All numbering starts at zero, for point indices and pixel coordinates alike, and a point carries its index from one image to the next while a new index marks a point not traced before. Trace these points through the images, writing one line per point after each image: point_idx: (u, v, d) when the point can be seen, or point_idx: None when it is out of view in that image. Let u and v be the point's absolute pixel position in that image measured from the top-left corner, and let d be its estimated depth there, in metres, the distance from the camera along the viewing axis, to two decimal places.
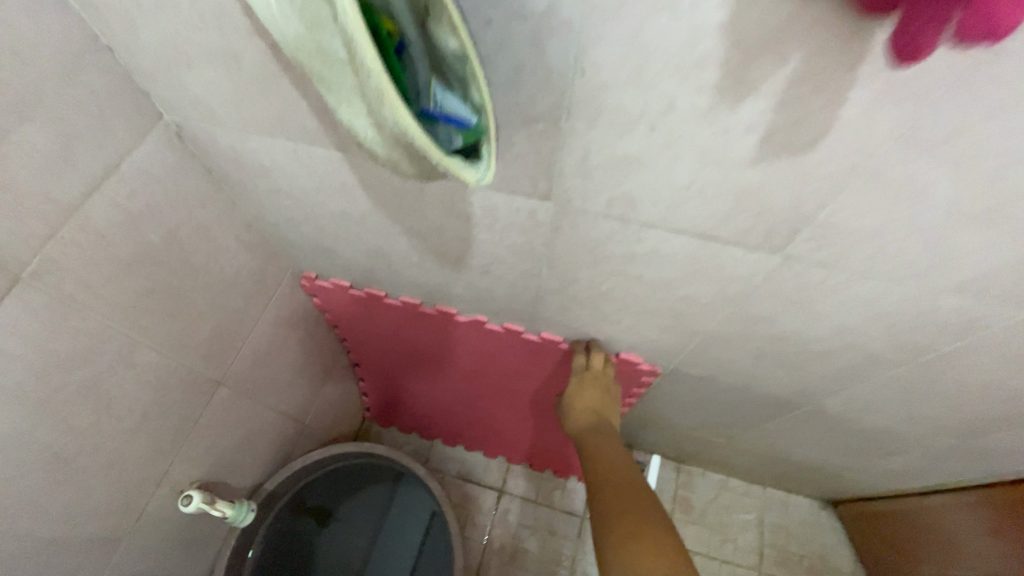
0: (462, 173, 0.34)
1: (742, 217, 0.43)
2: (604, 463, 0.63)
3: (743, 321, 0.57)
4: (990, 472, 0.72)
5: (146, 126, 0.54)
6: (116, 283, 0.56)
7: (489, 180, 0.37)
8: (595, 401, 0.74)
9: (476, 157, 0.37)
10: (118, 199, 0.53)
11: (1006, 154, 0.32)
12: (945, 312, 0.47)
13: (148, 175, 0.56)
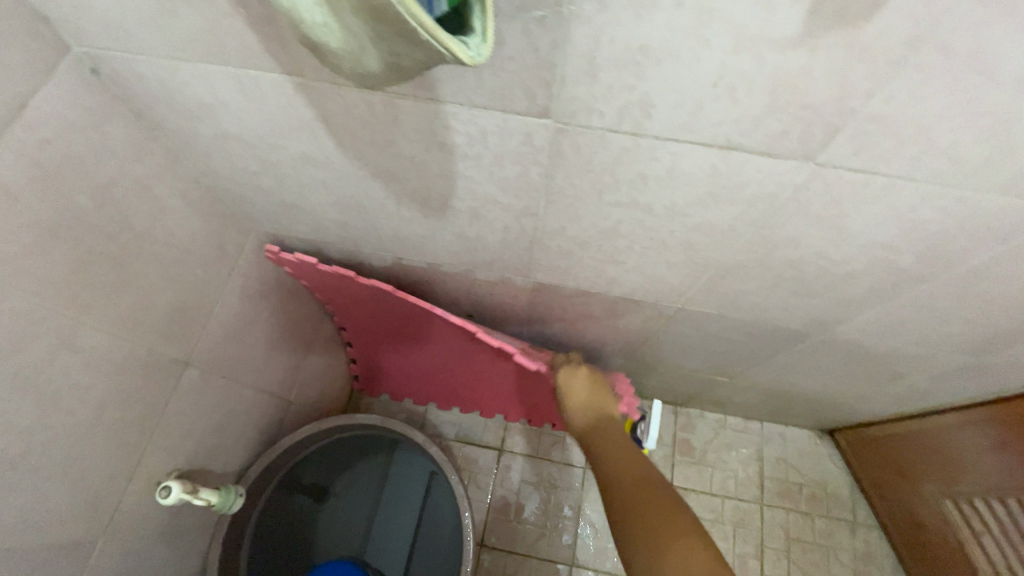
0: (443, 44, 0.26)
1: (774, 119, 0.37)
2: (610, 449, 0.64)
3: (760, 248, 0.52)
4: (997, 382, 0.71)
5: (54, 60, 0.45)
6: (40, 254, 0.47)
7: (486, 59, 0.29)
8: (589, 398, 0.78)
9: (468, 29, 0.28)
10: (30, 151, 0.44)
11: None
12: (990, 217, 0.42)
13: (67, 122, 0.47)
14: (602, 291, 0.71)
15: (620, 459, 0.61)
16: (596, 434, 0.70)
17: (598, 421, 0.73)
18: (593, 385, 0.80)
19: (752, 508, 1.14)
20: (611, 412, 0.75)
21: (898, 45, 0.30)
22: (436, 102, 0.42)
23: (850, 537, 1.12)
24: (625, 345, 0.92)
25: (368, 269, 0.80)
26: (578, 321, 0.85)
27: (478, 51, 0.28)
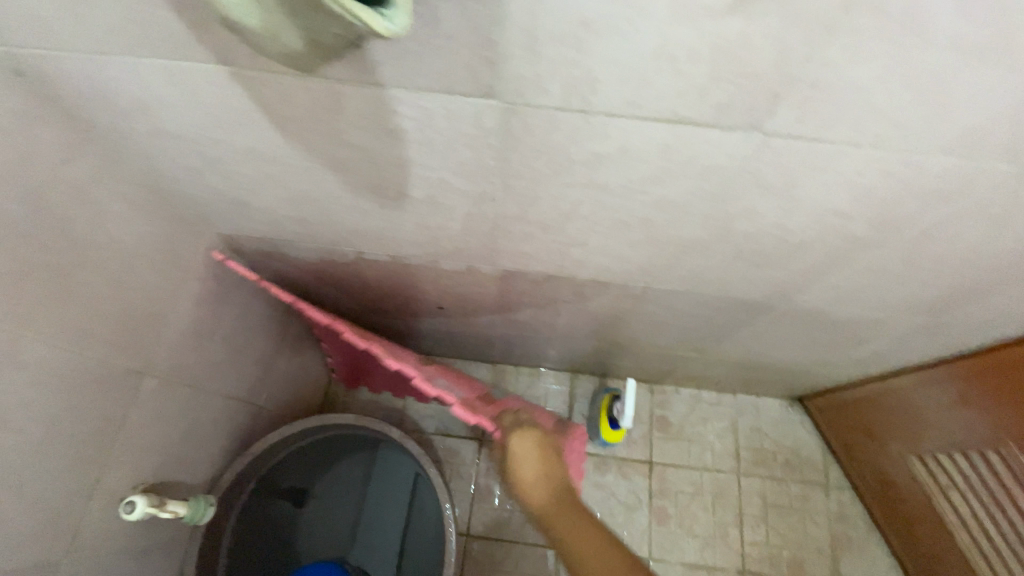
0: (360, 16, 0.25)
1: (717, 88, 0.36)
2: (580, 538, 0.69)
3: (717, 221, 0.53)
4: (949, 338, 0.74)
5: None
6: None
7: (405, 34, 0.27)
8: (538, 467, 0.78)
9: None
10: None
11: None
12: (934, 177, 0.43)
13: None
14: (568, 274, 0.71)
15: (598, 561, 0.65)
16: (557, 516, 0.73)
17: (554, 494, 0.76)
18: (542, 453, 0.80)
19: (729, 478, 1.17)
20: (561, 480, 0.78)
21: (831, 7, 0.30)
22: (379, 87, 0.41)
23: (824, 499, 1.16)
24: (597, 327, 0.93)
25: (331, 265, 0.78)
26: (548, 306, 0.85)
27: (395, 23, 0.26)
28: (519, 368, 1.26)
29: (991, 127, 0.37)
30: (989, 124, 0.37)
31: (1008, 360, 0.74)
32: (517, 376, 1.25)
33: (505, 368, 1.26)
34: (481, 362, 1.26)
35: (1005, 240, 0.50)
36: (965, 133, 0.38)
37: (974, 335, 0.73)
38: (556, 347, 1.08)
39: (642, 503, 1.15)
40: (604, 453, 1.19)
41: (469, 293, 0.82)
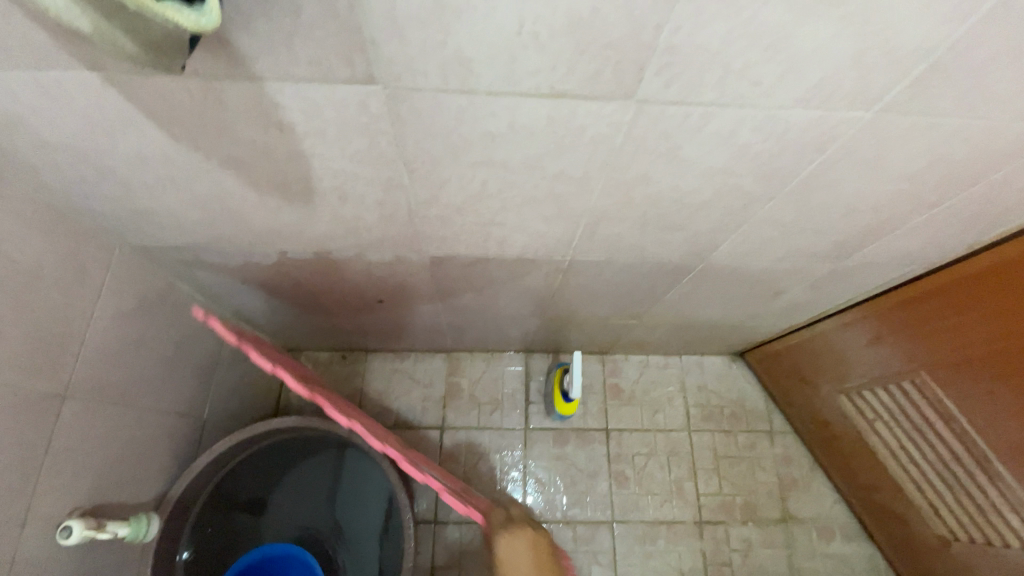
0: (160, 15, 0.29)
1: (584, 59, 0.38)
2: None
3: (618, 189, 0.55)
4: (849, 283, 0.81)
5: None
6: None
7: (218, 25, 0.30)
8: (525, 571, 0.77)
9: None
10: None
11: None
12: (802, 129, 0.45)
13: None
14: (494, 255, 0.72)
15: None
16: None
17: None
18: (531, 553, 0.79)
19: (681, 436, 1.23)
20: None
21: None
22: (255, 81, 0.41)
23: (770, 445, 1.23)
24: (536, 304, 0.95)
25: (257, 268, 0.77)
26: (484, 290, 0.86)
27: (209, 17, 0.30)
28: (472, 353, 1.27)
29: (839, 78, 0.40)
30: (836, 76, 0.40)
31: (1010, 262, 0.66)
32: (471, 362, 1.27)
33: (459, 355, 1.27)
34: (435, 353, 1.27)
35: (879, 181, 0.54)
36: (819, 86, 0.41)
37: (873, 277, 0.79)
38: (503, 329, 1.09)
39: (602, 469, 1.20)
40: (562, 426, 1.23)
41: (403, 283, 0.83)
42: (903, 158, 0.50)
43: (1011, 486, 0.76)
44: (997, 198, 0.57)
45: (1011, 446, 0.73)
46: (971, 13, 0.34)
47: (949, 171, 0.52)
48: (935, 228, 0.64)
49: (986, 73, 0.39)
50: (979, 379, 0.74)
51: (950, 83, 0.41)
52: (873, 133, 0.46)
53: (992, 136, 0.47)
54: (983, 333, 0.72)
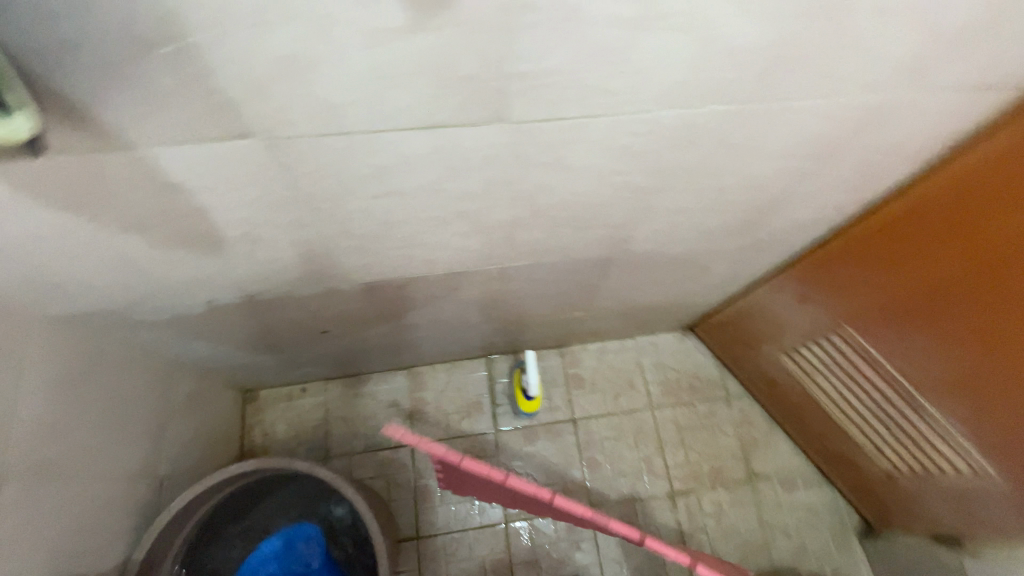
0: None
1: (447, 93, 0.40)
2: None
3: (521, 199, 0.57)
4: (764, 251, 0.86)
5: None
6: None
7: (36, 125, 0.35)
8: None
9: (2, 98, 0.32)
10: None
11: None
12: (673, 127, 0.48)
13: None
14: (423, 274, 0.73)
15: None
16: None
17: None
18: None
19: (645, 415, 1.27)
20: None
21: (501, 11, 0.33)
22: (131, 150, 0.41)
23: (728, 410, 1.28)
24: (482, 312, 0.96)
25: (189, 318, 0.77)
26: (427, 308, 0.88)
27: (24, 123, 0.34)
28: (433, 365, 1.28)
29: (690, 79, 0.42)
30: (690, 79, 0.42)
31: (961, 174, 0.65)
32: (433, 374, 1.28)
33: (420, 369, 1.28)
34: (395, 371, 1.27)
35: (760, 161, 0.57)
36: (678, 89, 0.43)
37: (786, 243, 0.84)
38: (457, 339, 1.11)
39: (575, 458, 1.23)
40: (530, 423, 1.25)
41: (342, 311, 0.83)
42: (777, 138, 0.53)
43: (939, 417, 0.83)
44: (873, 158, 0.62)
45: (934, 380, 0.80)
46: (791, 12, 0.37)
47: (819, 143, 0.56)
48: (825, 192, 0.68)
49: (823, 58, 0.43)
50: (897, 323, 0.80)
51: (795, 73, 0.44)
52: (737, 122, 0.49)
53: (849, 109, 0.51)
54: (895, 282, 0.77)
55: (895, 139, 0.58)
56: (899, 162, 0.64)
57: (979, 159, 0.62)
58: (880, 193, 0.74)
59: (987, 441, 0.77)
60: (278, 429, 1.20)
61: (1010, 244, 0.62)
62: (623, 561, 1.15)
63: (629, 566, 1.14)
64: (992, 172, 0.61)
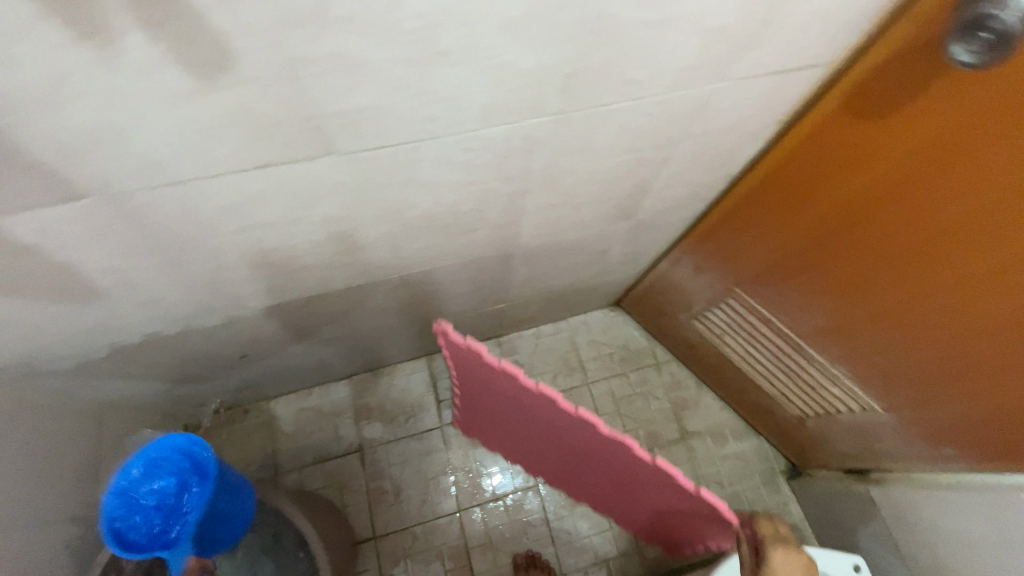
0: None
1: (266, 137, 0.42)
2: None
3: (387, 217, 0.60)
4: (654, 229, 0.92)
5: None
6: None
7: None
8: None
9: None
10: None
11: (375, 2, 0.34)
12: (504, 140, 0.52)
13: None
14: (323, 293, 0.76)
15: None
16: None
17: None
18: None
19: (582, 392, 1.33)
20: None
21: (283, 65, 0.36)
22: None
23: (659, 376, 1.36)
24: (403, 318, 0.99)
25: (98, 362, 0.78)
26: (343, 322, 0.90)
27: None
28: (374, 371, 1.31)
29: (499, 100, 0.46)
30: (497, 99, 0.46)
31: (793, 148, 0.69)
32: (375, 380, 1.31)
33: (362, 376, 1.31)
34: (337, 381, 1.30)
35: (606, 156, 0.62)
36: (491, 107, 0.46)
37: (670, 219, 0.90)
38: (388, 344, 1.14)
39: None
40: None
41: (256, 335, 0.85)
42: (612, 135, 0.58)
43: (825, 362, 0.91)
44: (716, 140, 0.67)
45: (815, 330, 0.87)
46: (567, 35, 0.41)
47: (656, 135, 0.60)
48: (685, 174, 0.74)
49: (617, 67, 0.47)
50: (776, 283, 0.87)
51: (595, 82, 0.48)
52: (565, 127, 0.53)
53: (668, 104, 0.55)
54: (765, 247, 0.84)
55: (726, 124, 0.63)
56: (742, 141, 0.69)
57: (802, 134, 0.67)
58: (736, 169, 0.79)
59: (866, 378, 0.86)
60: (226, 453, 1.22)
61: (846, 203, 0.68)
62: (573, 530, 1.22)
63: (579, 534, 1.21)
64: (815, 141, 0.66)
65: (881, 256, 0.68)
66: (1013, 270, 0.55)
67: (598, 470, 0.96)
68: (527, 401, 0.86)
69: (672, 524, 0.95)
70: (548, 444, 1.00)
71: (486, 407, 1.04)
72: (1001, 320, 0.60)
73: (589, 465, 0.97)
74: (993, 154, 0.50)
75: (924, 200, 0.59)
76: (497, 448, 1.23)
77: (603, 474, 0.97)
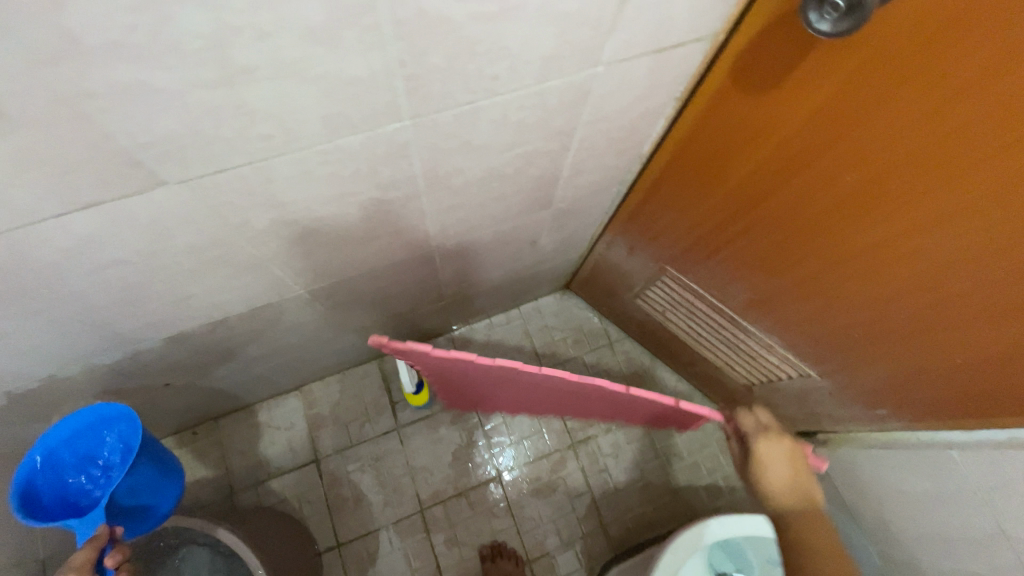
0: None
1: (78, 176, 0.39)
2: None
3: (266, 238, 0.57)
4: (577, 214, 0.89)
5: None
6: None
7: None
8: None
9: None
10: None
11: (138, 27, 0.31)
12: (363, 149, 0.49)
13: None
14: (226, 317, 0.72)
15: None
16: None
17: None
18: None
19: None
20: None
21: (58, 103, 0.33)
22: None
23: (614, 355, 1.35)
24: (332, 328, 0.96)
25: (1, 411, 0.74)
26: (264, 339, 0.87)
27: None
28: (324, 379, 1.29)
29: (339, 110, 0.43)
30: (333, 110, 0.42)
31: (690, 132, 0.67)
32: (326, 388, 1.29)
33: (312, 385, 1.28)
34: (287, 393, 1.27)
35: (494, 152, 0.58)
36: (331, 119, 0.43)
37: (592, 203, 0.87)
38: (328, 354, 1.11)
39: (477, 435, 1.28)
40: (430, 412, 1.29)
41: (171, 362, 0.82)
42: (490, 132, 0.54)
43: (759, 333, 0.90)
44: (613, 125, 0.64)
45: (746, 303, 0.86)
46: (390, 35, 0.37)
47: (542, 126, 0.57)
48: (592, 159, 0.71)
49: (464, 64, 0.43)
50: (702, 260, 0.86)
51: (446, 83, 0.44)
52: (432, 130, 0.50)
53: (542, 97, 0.52)
54: (686, 224, 0.82)
55: (615, 108, 0.60)
56: (642, 122, 0.67)
57: (695, 117, 0.65)
58: (643, 154, 0.77)
59: (797, 346, 0.86)
60: None
61: (752, 178, 0.66)
62: (537, 516, 1.22)
63: (544, 519, 1.22)
64: (711, 119, 0.63)
65: (792, 230, 0.67)
66: (917, 231, 0.55)
67: (588, 403, 1.01)
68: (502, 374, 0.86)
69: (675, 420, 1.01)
70: (532, 395, 1.02)
71: (453, 386, 1.03)
72: (911, 281, 0.60)
73: (579, 402, 1.01)
74: (885, 115, 0.48)
75: (824, 170, 0.57)
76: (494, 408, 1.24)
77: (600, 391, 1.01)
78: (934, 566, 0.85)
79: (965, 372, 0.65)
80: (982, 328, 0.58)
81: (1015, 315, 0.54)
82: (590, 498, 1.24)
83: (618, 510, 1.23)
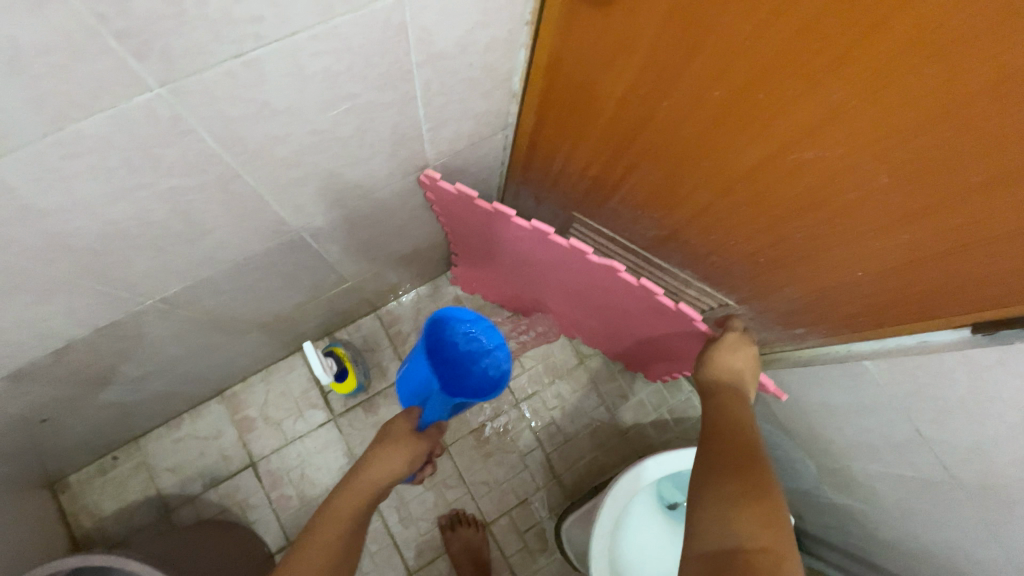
0: None
1: None
2: None
3: (54, 254, 0.48)
4: (466, 169, 0.81)
5: None
6: None
7: None
8: None
9: None
10: None
11: None
12: (118, 134, 0.40)
13: None
14: (69, 343, 0.63)
15: None
16: None
17: None
18: None
19: None
20: None
21: None
22: None
23: None
24: (223, 332, 0.88)
25: None
26: (139, 356, 0.78)
27: None
28: (247, 380, 1.21)
29: (46, 90, 0.34)
30: (36, 90, 0.34)
31: (549, 63, 0.60)
32: (249, 389, 1.21)
33: (235, 389, 1.21)
34: (210, 400, 1.20)
35: (314, 115, 0.49)
36: (36, 101, 0.34)
37: (478, 156, 0.79)
38: (236, 356, 1.03)
39: None
40: (366, 396, 1.23)
41: (33, 399, 0.73)
42: (292, 89, 0.44)
43: (674, 268, 0.86)
44: (459, 63, 0.55)
45: (654, 240, 0.81)
46: None
47: (362, 75, 0.48)
48: (452, 106, 0.62)
49: (200, 8, 0.34)
50: (604, 201, 0.80)
51: (187, 32, 0.35)
52: (202, 96, 0.40)
53: (341, 39, 0.42)
54: (578, 165, 0.76)
55: (451, 45, 0.51)
56: (498, 56, 0.58)
57: (549, 45, 0.57)
58: (513, 97, 0.69)
59: (711, 277, 0.82)
60: (107, 506, 1.13)
61: (625, 102, 0.58)
62: (490, 480, 1.21)
63: (497, 480, 1.21)
64: (567, 48, 0.56)
65: (678, 157, 0.62)
66: (797, 142, 0.49)
67: (586, 306, 1.04)
68: (519, 242, 0.87)
69: (650, 350, 1.07)
70: (537, 283, 1.04)
71: (469, 250, 1.03)
72: (798, 198, 0.56)
73: (577, 302, 1.04)
74: (736, 15, 0.41)
75: (690, 85, 0.51)
76: (497, 298, 1.26)
77: (591, 310, 1.05)
78: (863, 472, 0.86)
79: (866, 284, 0.62)
80: (876, 240, 0.55)
81: (904, 219, 0.50)
82: (541, 453, 1.23)
83: (570, 459, 1.23)
